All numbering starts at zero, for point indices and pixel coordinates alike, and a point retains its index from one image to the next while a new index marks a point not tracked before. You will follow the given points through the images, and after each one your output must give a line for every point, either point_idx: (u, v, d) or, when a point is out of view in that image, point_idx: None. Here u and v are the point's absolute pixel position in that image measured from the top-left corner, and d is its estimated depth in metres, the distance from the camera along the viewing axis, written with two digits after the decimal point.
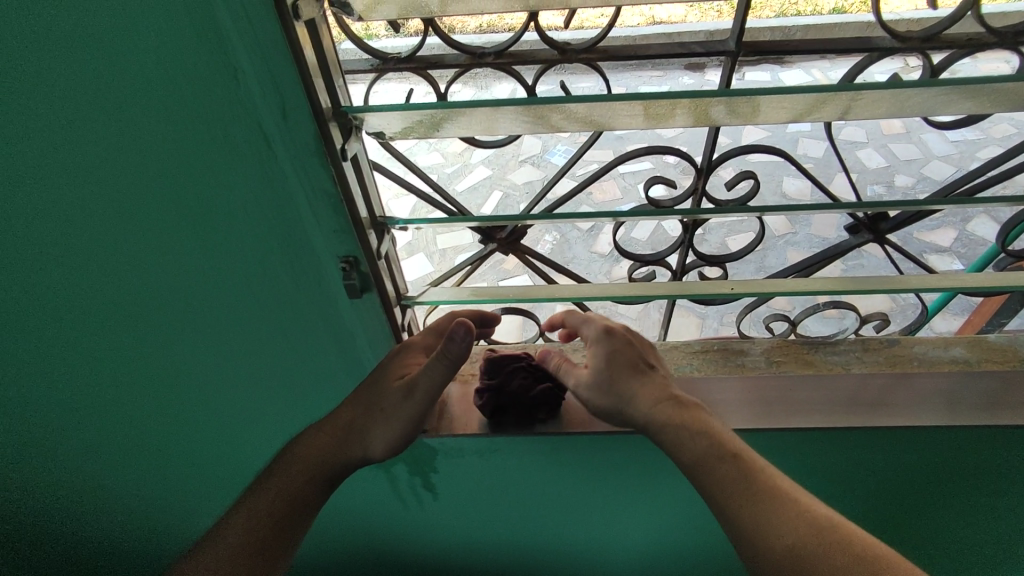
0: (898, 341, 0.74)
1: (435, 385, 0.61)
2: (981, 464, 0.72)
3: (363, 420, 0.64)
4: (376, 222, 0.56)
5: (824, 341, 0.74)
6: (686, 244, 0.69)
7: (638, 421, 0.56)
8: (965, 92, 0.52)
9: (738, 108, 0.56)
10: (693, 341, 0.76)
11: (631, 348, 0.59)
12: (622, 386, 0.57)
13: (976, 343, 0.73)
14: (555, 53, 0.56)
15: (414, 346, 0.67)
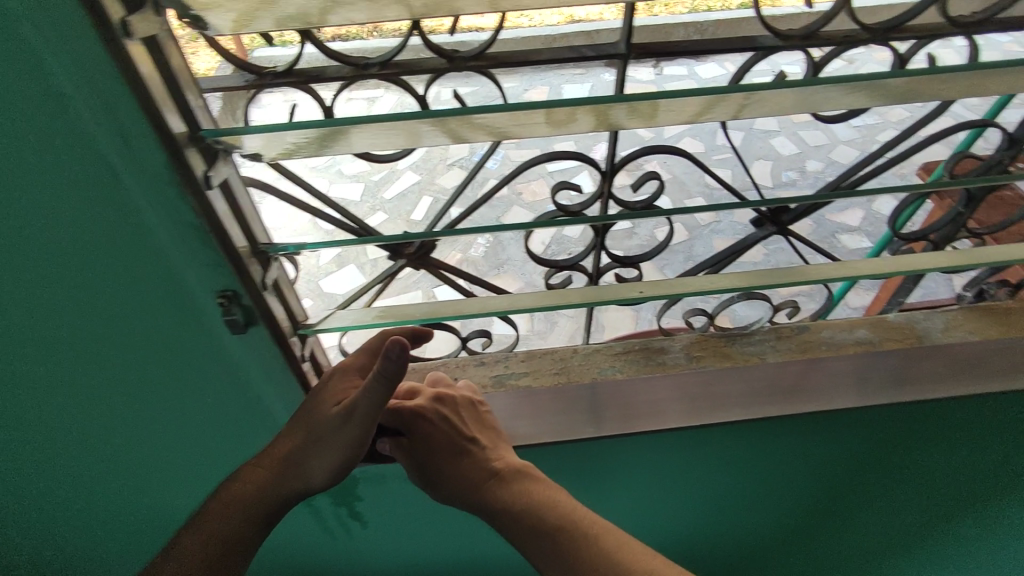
0: (808, 328, 0.76)
1: (374, 410, 0.57)
2: (890, 439, 0.75)
3: (302, 448, 0.60)
4: (259, 252, 0.52)
5: (742, 333, 0.75)
6: (598, 246, 0.69)
7: (464, 502, 0.60)
8: (843, 88, 0.53)
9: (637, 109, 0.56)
10: (614, 343, 0.76)
11: (444, 433, 0.62)
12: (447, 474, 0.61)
13: (879, 323, 0.77)
14: (444, 61, 0.53)
15: (348, 369, 0.63)
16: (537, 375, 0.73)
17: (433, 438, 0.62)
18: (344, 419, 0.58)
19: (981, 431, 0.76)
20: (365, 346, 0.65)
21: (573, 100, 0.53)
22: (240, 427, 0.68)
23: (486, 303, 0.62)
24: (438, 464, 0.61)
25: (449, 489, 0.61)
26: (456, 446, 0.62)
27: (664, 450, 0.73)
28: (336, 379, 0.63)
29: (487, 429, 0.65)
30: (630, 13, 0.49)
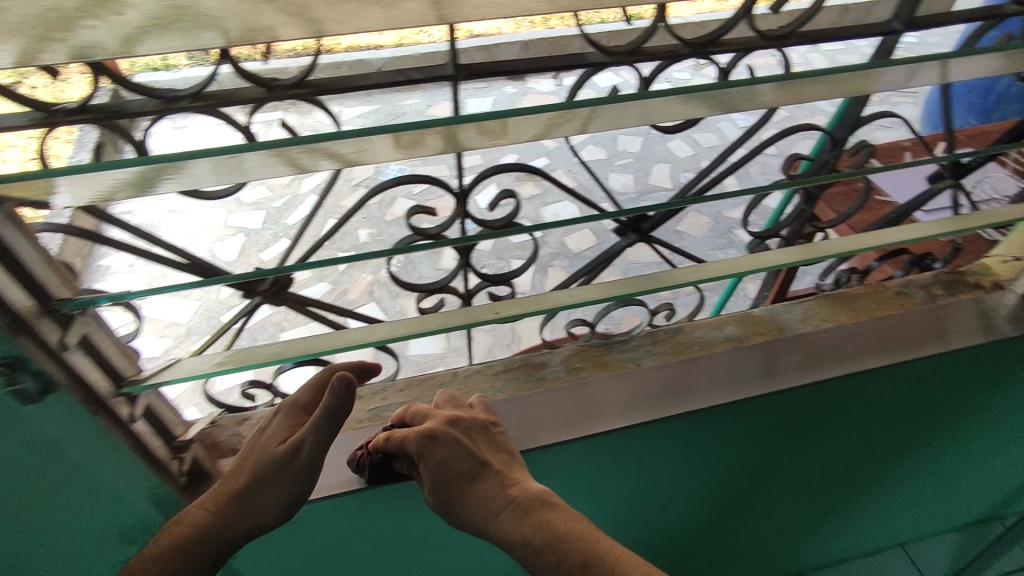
0: (682, 329, 0.79)
1: (318, 444, 0.58)
2: (760, 424, 0.80)
3: (248, 490, 0.58)
4: (52, 311, 0.50)
5: (618, 340, 0.77)
6: (465, 266, 0.68)
7: (483, 532, 0.57)
8: (670, 100, 0.56)
9: (486, 129, 0.56)
10: (495, 362, 0.75)
11: (454, 459, 0.58)
12: (458, 503, 0.57)
13: (745, 319, 0.80)
14: (263, 89, 0.49)
15: (294, 408, 0.63)
16: (416, 404, 0.71)
17: (446, 461, 0.58)
18: (292, 454, 0.58)
19: (839, 406, 0.82)
20: (303, 387, 0.64)
21: (417, 123, 0.51)
22: (77, 510, 0.61)
23: (360, 333, 0.62)
24: (452, 490, 0.58)
25: (466, 519, 0.57)
26: (468, 471, 0.58)
27: (551, 466, 0.73)
28: (281, 419, 0.62)
29: (502, 451, 0.61)
30: (450, 33, 0.51)
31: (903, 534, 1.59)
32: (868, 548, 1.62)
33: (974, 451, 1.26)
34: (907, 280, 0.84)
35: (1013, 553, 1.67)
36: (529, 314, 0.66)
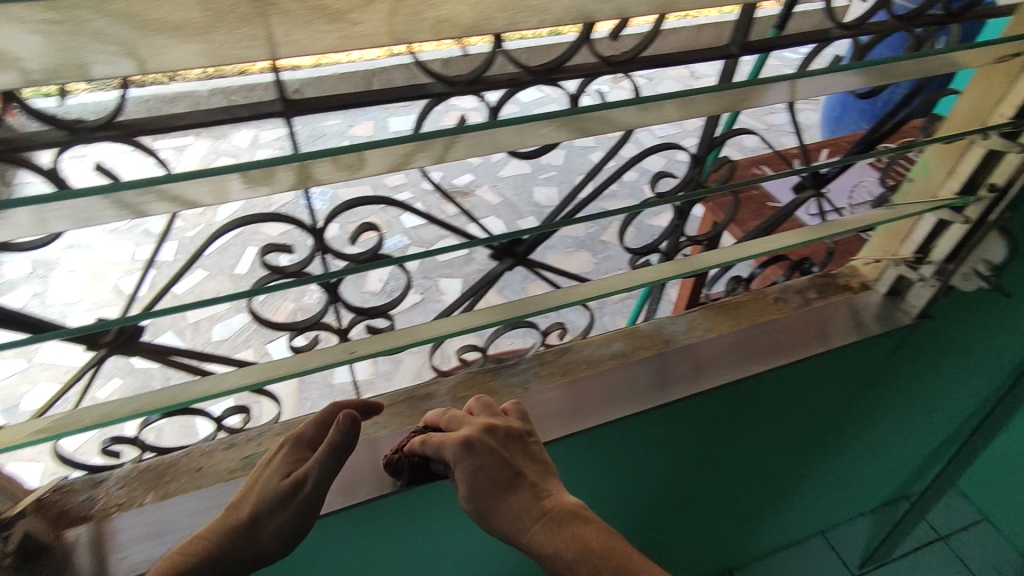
0: (570, 348, 0.79)
1: (326, 475, 0.55)
2: None
3: (243, 526, 0.54)
4: None
5: (505, 365, 0.77)
6: (335, 301, 0.65)
7: (516, 544, 0.55)
8: (520, 129, 0.57)
9: (340, 163, 0.54)
10: (380, 397, 0.73)
11: (489, 468, 0.57)
12: (491, 513, 0.56)
13: (631, 334, 0.81)
14: (66, 132, 0.46)
15: (298, 440, 0.59)
16: None
17: (482, 470, 0.57)
18: (289, 492, 0.55)
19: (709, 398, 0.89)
20: (312, 418, 0.60)
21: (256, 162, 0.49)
22: None
23: (218, 381, 0.58)
24: (486, 500, 0.56)
25: (501, 531, 0.56)
26: (503, 481, 0.57)
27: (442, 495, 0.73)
28: (288, 450, 0.58)
29: (536, 458, 0.60)
30: (272, 65, 0.47)
31: (818, 522, 1.67)
32: (789, 539, 1.69)
33: (869, 441, 1.33)
34: (784, 286, 0.88)
35: (920, 531, 1.78)
36: (389, 353, 0.61)
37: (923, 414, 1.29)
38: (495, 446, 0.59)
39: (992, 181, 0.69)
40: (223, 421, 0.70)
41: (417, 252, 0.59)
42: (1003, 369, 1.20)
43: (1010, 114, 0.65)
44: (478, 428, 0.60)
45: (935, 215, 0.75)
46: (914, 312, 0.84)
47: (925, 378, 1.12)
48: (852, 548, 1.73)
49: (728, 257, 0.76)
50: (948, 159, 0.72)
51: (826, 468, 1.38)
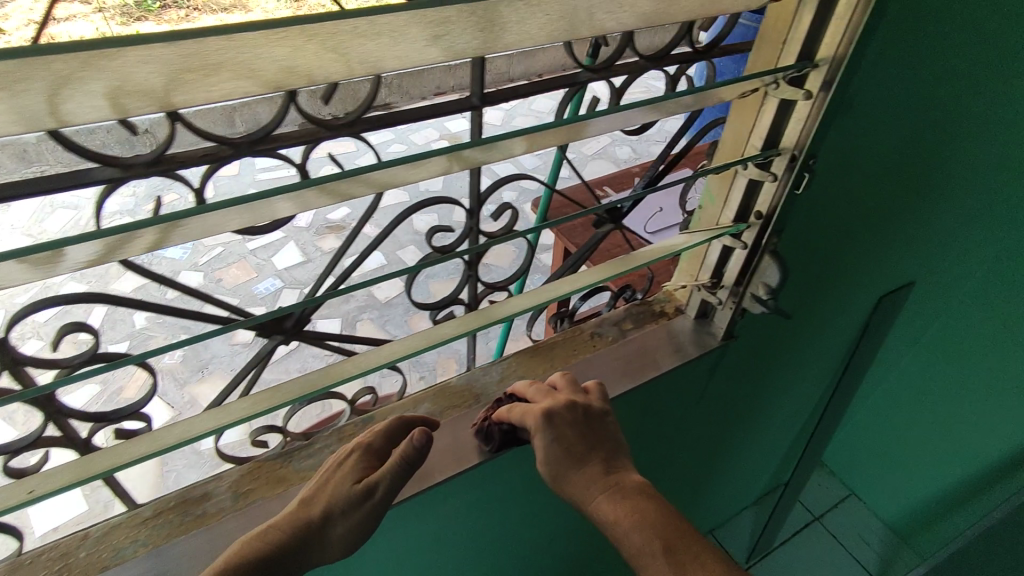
0: (373, 418, 0.75)
1: (397, 480, 0.63)
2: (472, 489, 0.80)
3: (320, 522, 0.60)
4: None
5: (299, 447, 0.71)
6: (55, 413, 0.56)
7: (583, 508, 0.63)
8: (242, 206, 0.52)
9: (16, 268, 0.47)
10: (145, 506, 0.64)
11: (564, 442, 0.65)
12: (566, 479, 0.64)
13: (442, 392, 0.78)
14: None
15: (367, 450, 0.65)
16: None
17: (559, 442, 0.66)
18: (360, 497, 0.61)
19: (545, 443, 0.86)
20: (381, 428, 0.67)
21: None
22: None
23: None
24: (559, 466, 0.65)
25: (571, 496, 0.64)
26: (575, 452, 0.65)
27: None
28: (357, 455, 0.65)
29: (607, 432, 0.68)
30: None
31: (704, 522, 1.71)
32: None
33: (729, 444, 1.38)
34: (600, 319, 0.87)
35: (798, 513, 1.88)
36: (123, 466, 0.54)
37: (772, 412, 1.35)
38: (569, 421, 0.67)
39: (758, 208, 0.71)
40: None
41: (145, 350, 0.54)
42: (831, 361, 1.28)
43: (760, 145, 0.67)
44: (553, 401, 0.69)
45: (719, 242, 0.76)
46: (720, 333, 0.85)
47: (761, 382, 1.16)
48: (739, 543, 1.79)
49: (528, 304, 0.74)
50: (723, 188, 0.74)
51: (694, 475, 1.40)
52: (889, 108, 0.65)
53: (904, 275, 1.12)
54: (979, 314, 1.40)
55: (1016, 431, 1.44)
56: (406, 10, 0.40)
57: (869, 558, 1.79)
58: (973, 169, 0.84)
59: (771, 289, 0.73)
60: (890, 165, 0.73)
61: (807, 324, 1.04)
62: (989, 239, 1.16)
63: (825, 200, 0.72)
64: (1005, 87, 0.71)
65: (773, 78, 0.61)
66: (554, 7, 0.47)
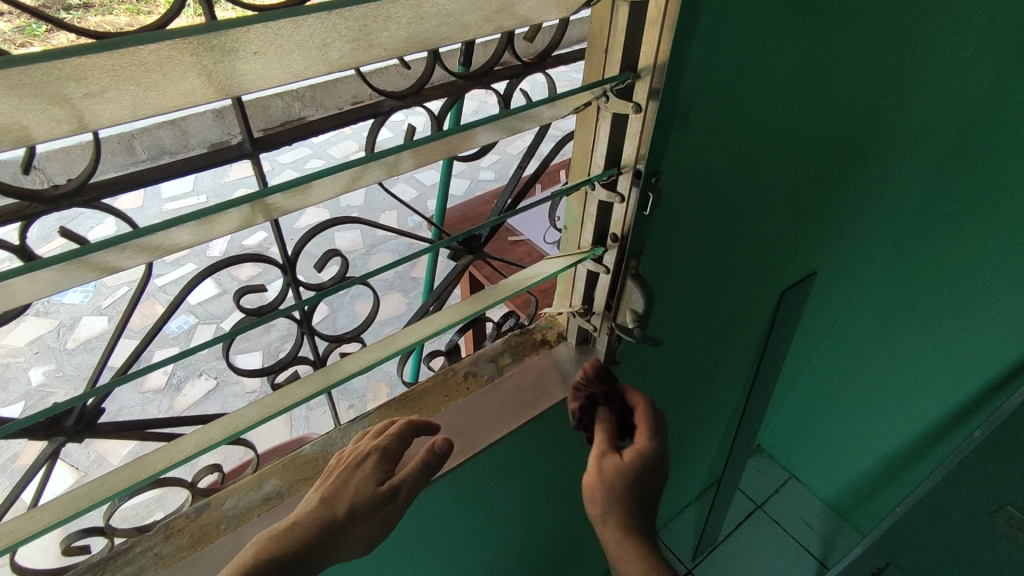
0: (207, 505, 0.65)
1: (420, 481, 0.64)
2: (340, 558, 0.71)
3: (351, 524, 0.59)
4: None
5: (113, 554, 0.61)
6: None
7: (610, 524, 0.66)
8: None
9: None
10: None
11: (648, 473, 0.68)
12: (619, 498, 0.66)
13: (292, 463, 0.69)
14: None
15: (385, 453, 0.63)
16: None
17: (633, 480, 0.67)
18: (385, 501, 0.61)
19: (430, 502, 0.78)
20: (397, 431, 0.65)
21: None
22: None
23: None
24: (619, 492, 0.66)
25: (609, 513, 0.66)
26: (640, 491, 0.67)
27: None
28: (377, 457, 0.63)
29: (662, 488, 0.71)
30: None
31: None
32: None
33: None
34: (475, 356, 0.80)
35: (741, 504, 1.87)
36: None
37: (694, 415, 1.30)
38: (658, 460, 0.69)
39: (614, 230, 0.66)
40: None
41: None
42: (745, 358, 1.25)
43: (601, 164, 0.61)
44: (658, 436, 0.70)
45: (582, 266, 0.71)
46: (602, 360, 0.79)
47: (674, 394, 1.11)
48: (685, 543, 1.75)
49: (377, 354, 0.63)
50: (579, 208, 0.68)
51: None
52: (731, 108, 0.60)
53: (801, 269, 1.09)
54: (885, 290, 1.41)
55: (931, 404, 1.45)
56: (53, 72, 0.30)
57: (813, 541, 1.79)
58: (835, 149, 0.82)
59: (638, 315, 0.67)
60: (747, 163, 0.69)
61: (708, 334, 0.99)
62: (876, 220, 1.17)
63: (683, 214, 0.67)
64: (836, 67, 0.69)
65: (601, 91, 0.55)
66: (301, 48, 0.37)
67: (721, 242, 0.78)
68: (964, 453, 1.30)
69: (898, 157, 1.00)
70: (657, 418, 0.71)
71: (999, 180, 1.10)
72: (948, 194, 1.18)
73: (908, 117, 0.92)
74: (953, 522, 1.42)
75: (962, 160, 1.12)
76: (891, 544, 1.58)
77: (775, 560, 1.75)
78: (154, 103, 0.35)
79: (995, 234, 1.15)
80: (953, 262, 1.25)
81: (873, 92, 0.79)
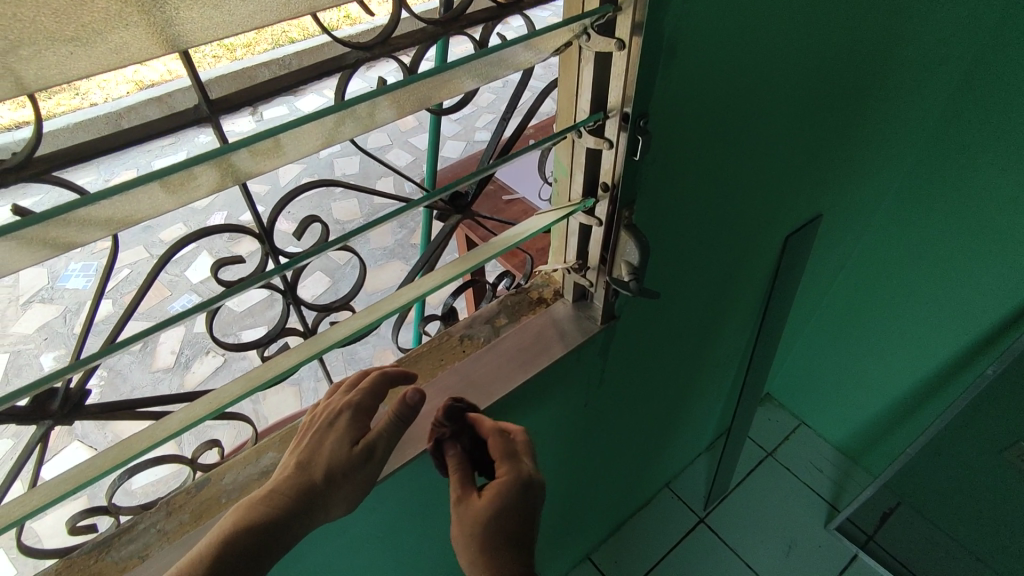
0: (208, 479, 0.65)
1: (396, 435, 0.63)
2: (343, 522, 0.72)
3: (329, 487, 0.59)
4: None
5: (119, 530, 0.61)
6: None
7: (475, 567, 0.63)
8: None
9: None
10: None
11: (502, 507, 0.63)
12: (476, 540, 0.63)
13: (290, 434, 0.68)
14: None
15: (359, 409, 0.61)
16: None
17: (497, 519, 0.63)
18: (361, 460, 0.61)
19: (432, 466, 0.77)
20: (369, 385, 0.62)
21: None
22: None
23: None
24: (484, 538, 0.63)
25: (473, 557, 0.63)
26: (500, 531, 0.63)
27: None
28: (350, 416, 0.61)
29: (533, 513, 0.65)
30: None
31: (658, 476, 1.70)
32: (637, 502, 1.71)
33: (660, 406, 1.32)
34: (471, 319, 0.78)
35: (751, 452, 1.87)
36: None
37: (699, 366, 1.29)
38: (516, 487, 0.64)
39: (604, 179, 0.63)
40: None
41: None
42: (749, 307, 1.23)
43: (587, 109, 0.58)
44: (511, 465, 0.65)
45: (573, 219, 0.68)
46: (600, 317, 0.77)
47: (677, 347, 1.09)
48: (696, 492, 1.77)
49: (363, 320, 0.61)
50: (568, 160, 0.65)
51: (632, 441, 1.35)
52: (723, 39, 0.56)
53: (805, 212, 1.05)
54: (892, 231, 1.37)
55: (940, 344, 1.43)
56: None
57: (823, 485, 1.80)
58: (836, 81, 0.78)
59: (633, 268, 0.65)
60: (742, 100, 0.65)
61: (711, 283, 0.96)
62: (879, 158, 1.12)
63: (675, 158, 0.64)
64: None
65: (581, 29, 0.51)
66: None
67: (717, 188, 0.75)
68: (974, 391, 1.29)
69: (903, 87, 0.95)
70: (511, 445, 0.66)
71: (1011, 108, 1.04)
72: (959, 128, 1.13)
73: (912, 45, 0.86)
74: (964, 459, 1.42)
75: (972, 89, 1.07)
76: (900, 484, 1.58)
77: (786, 504, 1.76)
78: (82, 60, 0.33)
79: (1007, 165, 1.10)
80: (964, 197, 1.20)
81: (875, 16, 0.74)
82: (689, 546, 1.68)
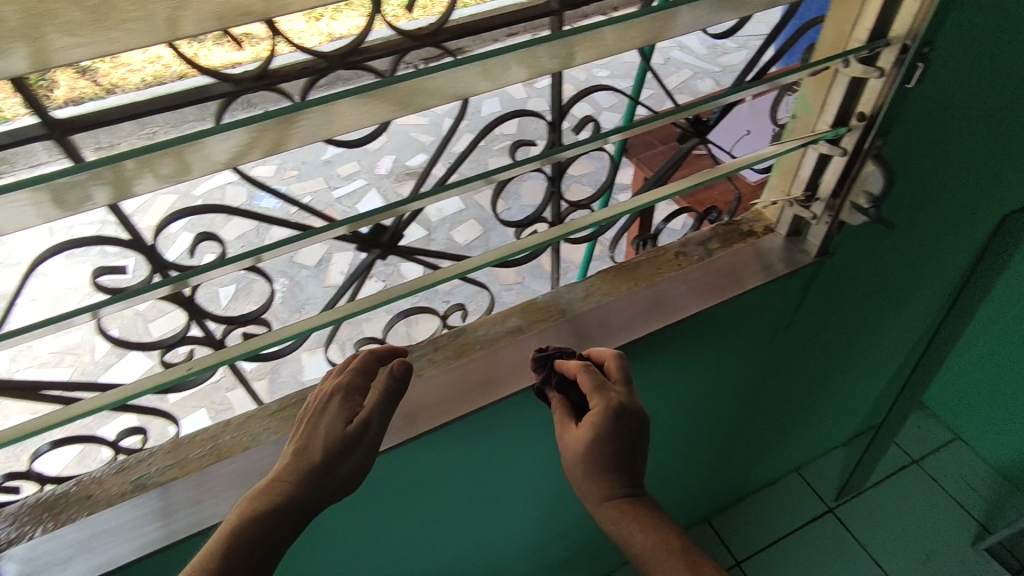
0: (465, 329, 0.79)
1: (389, 412, 0.61)
2: None
3: (329, 469, 0.57)
4: None
5: None
6: (196, 316, 0.67)
7: (583, 485, 0.67)
8: (339, 110, 0.55)
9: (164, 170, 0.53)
10: (272, 401, 0.72)
11: (602, 434, 0.64)
12: (577, 464, 0.66)
13: (528, 307, 0.81)
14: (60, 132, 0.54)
15: (348, 387, 0.61)
16: (184, 463, 0.67)
17: (596, 449, 0.65)
18: (356, 436, 0.59)
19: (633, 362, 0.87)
20: (356, 365, 0.62)
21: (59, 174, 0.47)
22: None
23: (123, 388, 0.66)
24: (589, 463, 0.65)
25: (578, 475, 0.67)
26: (610, 452, 0.65)
27: None
28: (341, 398, 0.60)
29: (638, 432, 0.66)
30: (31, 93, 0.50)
31: (792, 458, 1.68)
32: (764, 480, 1.70)
33: (819, 377, 1.32)
34: (686, 239, 0.86)
35: (894, 456, 1.78)
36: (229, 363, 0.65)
37: (869, 344, 1.27)
38: (617, 413, 0.64)
39: (861, 109, 0.66)
40: (120, 443, 0.75)
41: (282, 242, 0.60)
42: (938, 290, 1.19)
43: (864, 37, 0.61)
44: (603, 396, 0.65)
45: (814, 149, 0.72)
46: (815, 250, 0.82)
47: (857, 312, 1.09)
48: (829, 483, 1.73)
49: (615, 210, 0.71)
50: (822, 94, 0.68)
51: (781, 406, 1.36)
52: None
53: None
54: None
55: None
56: None
57: (974, 504, 1.69)
58: None
59: (874, 197, 0.71)
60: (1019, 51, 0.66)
61: (917, 246, 0.95)
62: None
63: (934, 96, 0.67)
64: None
65: None
66: None
67: (960, 140, 0.76)
68: None
69: None
70: (601, 381, 0.65)
71: None
72: None
73: None
74: None
75: None
76: None
77: (929, 514, 1.67)
78: None
79: None
80: None
81: None
82: (815, 533, 1.66)
